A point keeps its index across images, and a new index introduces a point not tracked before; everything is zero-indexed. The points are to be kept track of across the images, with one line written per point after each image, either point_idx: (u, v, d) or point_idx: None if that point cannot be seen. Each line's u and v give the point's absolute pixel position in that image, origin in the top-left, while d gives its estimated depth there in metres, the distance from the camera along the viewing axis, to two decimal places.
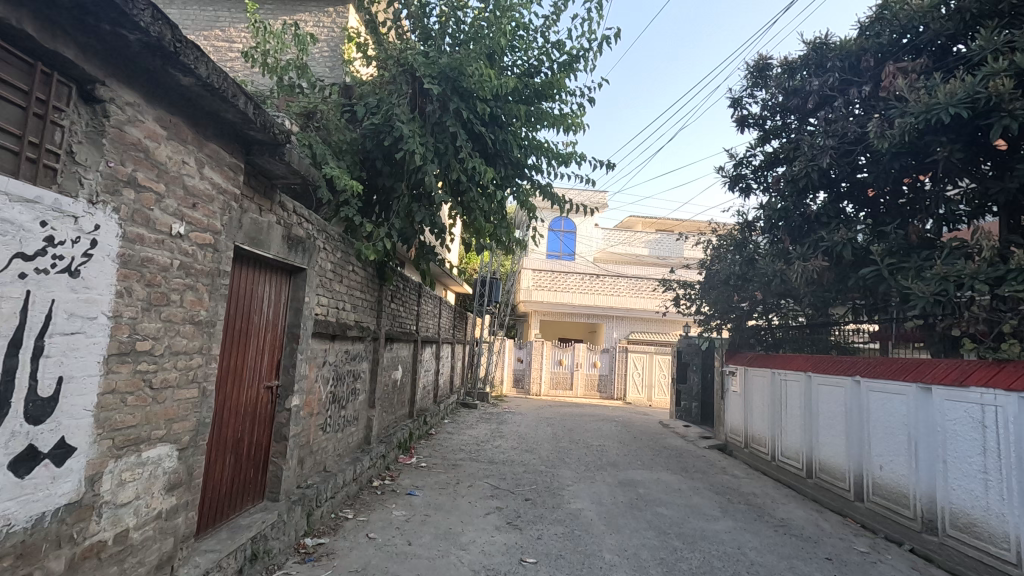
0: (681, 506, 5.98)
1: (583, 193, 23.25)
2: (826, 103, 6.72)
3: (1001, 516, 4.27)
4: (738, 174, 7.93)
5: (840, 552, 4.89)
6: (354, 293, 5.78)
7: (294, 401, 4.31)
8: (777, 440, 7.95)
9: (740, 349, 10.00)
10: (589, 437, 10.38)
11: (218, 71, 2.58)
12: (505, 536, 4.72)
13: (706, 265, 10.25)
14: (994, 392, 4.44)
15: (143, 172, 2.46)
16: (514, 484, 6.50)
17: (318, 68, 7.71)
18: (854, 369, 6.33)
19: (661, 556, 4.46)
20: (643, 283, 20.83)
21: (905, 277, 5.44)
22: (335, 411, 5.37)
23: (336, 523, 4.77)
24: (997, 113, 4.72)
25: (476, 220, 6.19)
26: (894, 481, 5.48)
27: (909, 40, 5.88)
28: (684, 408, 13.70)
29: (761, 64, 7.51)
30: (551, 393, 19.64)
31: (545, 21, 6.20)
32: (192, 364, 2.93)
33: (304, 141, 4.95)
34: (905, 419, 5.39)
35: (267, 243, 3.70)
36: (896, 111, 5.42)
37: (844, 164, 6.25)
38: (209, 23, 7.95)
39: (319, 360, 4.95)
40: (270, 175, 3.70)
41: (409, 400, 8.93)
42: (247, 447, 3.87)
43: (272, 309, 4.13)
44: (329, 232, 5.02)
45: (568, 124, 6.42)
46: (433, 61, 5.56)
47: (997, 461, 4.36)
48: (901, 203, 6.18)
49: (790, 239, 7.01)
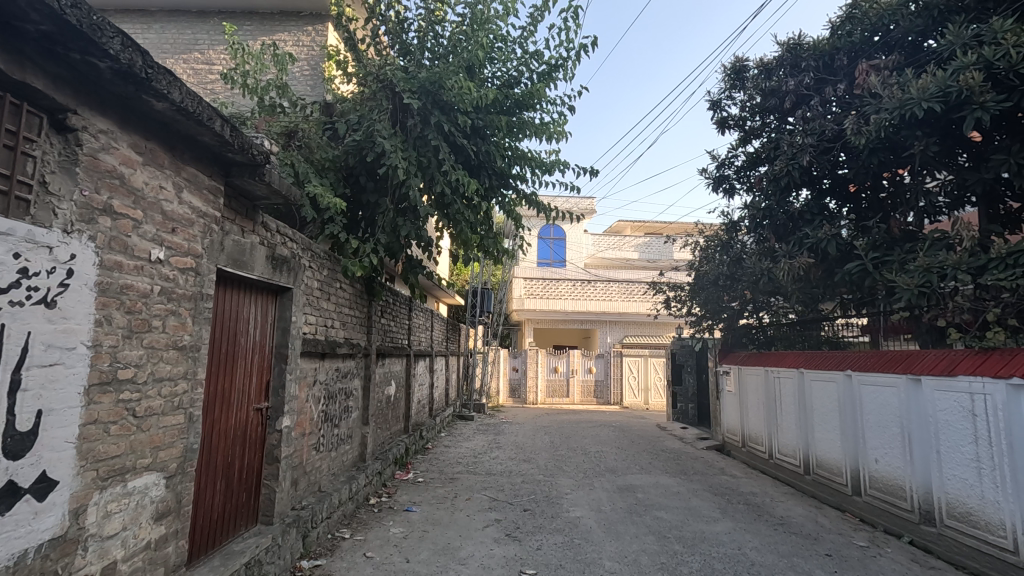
0: (680, 509, 5.98)
1: (570, 200, 23.37)
2: (803, 102, 6.79)
3: (996, 503, 4.29)
4: (721, 175, 8.00)
5: (839, 548, 4.88)
6: (343, 310, 5.75)
7: (285, 422, 4.28)
8: (773, 438, 7.96)
9: (733, 349, 10.03)
10: (587, 444, 10.36)
11: (192, 95, 2.58)
12: (504, 548, 4.68)
13: (695, 266, 10.32)
14: (981, 380, 4.47)
15: (119, 200, 2.45)
16: (512, 496, 6.46)
17: (299, 87, 7.74)
18: (845, 364, 6.37)
19: (661, 561, 4.43)
20: (635, 285, 21.28)
21: (889, 270, 5.49)
22: (327, 430, 5.33)
23: (332, 543, 4.70)
24: (968, 106, 4.79)
25: (463, 232, 6.15)
26: (890, 474, 5.50)
27: (880, 37, 6.02)
28: (681, 410, 13.68)
29: (737, 66, 7.56)
30: (548, 401, 19.47)
31: (523, 33, 6.24)
32: (177, 391, 2.89)
33: (286, 160, 4.95)
34: (898, 411, 5.41)
35: (250, 264, 3.68)
36: (871, 107, 5.52)
37: (824, 161, 6.31)
38: (188, 45, 7.95)
39: (310, 378, 4.92)
40: (251, 196, 3.69)
41: (404, 416, 8.89)
42: (237, 471, 3.83)
43: (259, 330, 4.10)
44: (314, 249, 5.00)
45: (551, 132, 6.45)
46: (412, 76, 5.60)
47: (989, 449, 4.39)
48: (883, 197, 6.29)
49: (775, 238, 6.99)
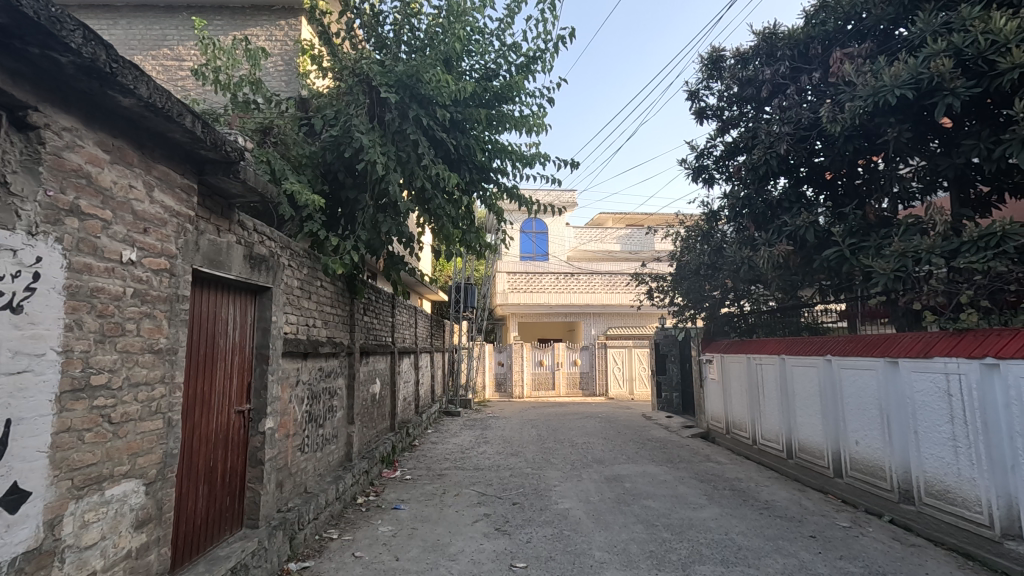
0: (668, 497, 6.03)
1: (551, 193, 23.36)
2: (779, 92, 6.85)
3: (972, 480, 4.40)
4: (700, 165, 8.05)
5: (823, 529, 4.98)
6: (324, 309, 5.68)
7: (268, 423, 4.21)
8: (757, 424, 8.08)
9: (716, 337, 10.15)
10: (574, 436, 10.41)
11: (160, 90, 2.49)
12: (494, 543, 4.67)
13: (676, 256, 10.40)
14: (956, 361, 4.56)
15: (86, 200, 2.37)
16: (501, 489, 6.47)
17: (273, 83, 7.60)
18: (824, 349, 6.47)
19: (650, 549, 4.46)
20: (618, 277, 21.37)
21: (866, 256, 5.58)
22: (312, 430, 5.26)
23: (320, 545, 4.66)
24: (939, 92, 4.88)
25: (445, 226, 6.12)
26: (870, 455, 5.62)
27: (853, 26, 6.12)
28: (665, 399, 13.87)
29: (714, 56, 7.56)
30: (534, 394, 19.55)
31: (500, 24, 6.18)
32: (155, 395, 2.82)
33: (262, 158, 4.83)
34: (877, 393, 5.52)
35: (227, 264, 3.59)
36: (846, 94, 5.59)
37: (801, 150, 6.36)
38: (156, 42, 7.75)
39: (292, 379, 4.84)
40: (226, 194, 3.61)
41: (390, 413, 8.82)
42: (220, 475, 3.75)
43: (238, 331, 4.02)
44: (293, 248, 4.92)
45: (531, 125, 6.42)
46: (388, 70, 5.52)
47: (964, 428, 4.49)
48: (858, 184, 6.42)
49: (754, 226, 7.09)
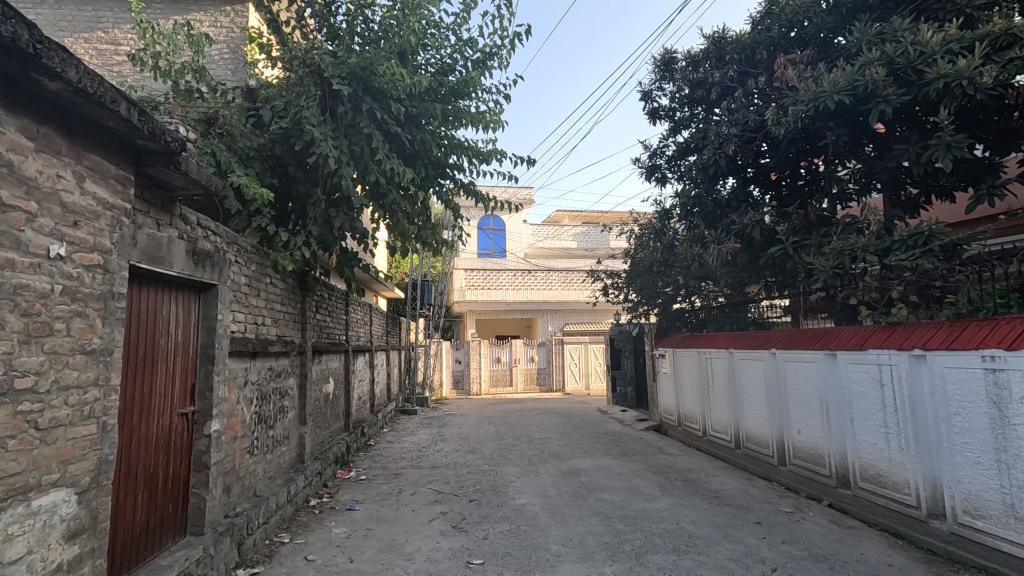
0: (623, 489, 6.16)
1: (508, 190, 23.38)
2: (727, 94, 7.07)
3: (901, 465, 4.69)
4: (654, 165, 8.23)
5: (768, 515, 5.20)
6: (274, 307, 5.50)
7: (214, 426, 4.04)
8: (707, 416, 8.37)
9: (668, 332, 10.43)
10: (531, 431, 10.48)
11: (92, 75, 2.34)
12: (451, 541, 4.65)
13: (630, 253, 10.61)
14: (887, 353, 4.85)
15: (8, 190, 2.21)
16: (458, 487, 6.45)
17: (218, 71, 7.28)
18: (769, 343, 6.76)
19: (605, 541, 4.55)
20: (574, 274, 21.68)
21: (807, 253, 5.85)
22: (261, 432, 5.09)
23: (271, 550, 4.52)
24: (874, 99, 5.15)
25: (400, 222, 6.03)
26: (811, 444, 5.91)
27: (796, 33, 6.40)
28: (620, 393, 14.15)
29: (666, 58, 7.73)
30: (491, 391, 19.57)
31: (456, 19, 6.12)
32: (88, 399, 2.67)
33: (206, 149, 4.62)
34: (817, 384, 5.80)
35: (169, 260, 3.43)
36: (789, 98, 5.83)
37: (748, 151, 6.59)
38: (89, 23, 7.29)
39: (240, 379, 4.67)
40: (167, 186, 3.44)
41: (344, 413, 8.64)
42: (162, 481, 3.58)
43: (181, 330, 3.85)
44: (240, 243, 4.74)
45: (487, 121, 6.40)
46: (341, 61, 5.38)
47: (894, 416, 4.78)
48: (800, 185, 6.75)
49: (704, 224, 7.31)
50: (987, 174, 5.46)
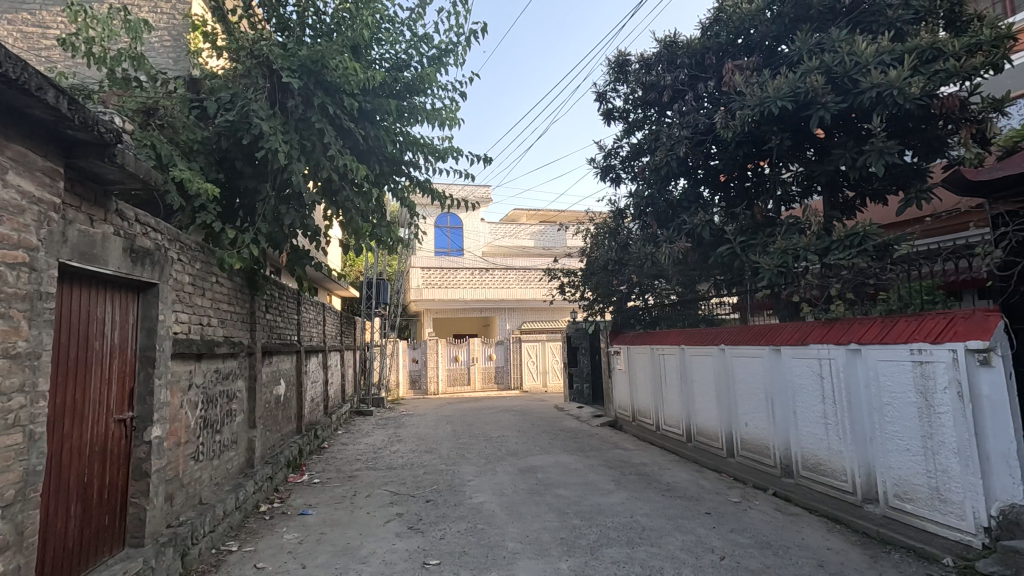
0: (578, 485, 6.25)
1: (466, 188, 23.29)
2: (678, 97, 7.25)
3: (839, 453, 4.96)
4: (608, 165, 8.36)
5: (717, 505, 5.38)
6: (221, 306, 5.30)
7: (155, 432, 3.85)
8: (660, 411, 8.59)
9: (623, 329, 10.63)
10: (489, 430, 10.49)
11: (14, 59, 2.19)
12: (407, 542, 4.60)
13: (586, 252, 10.76)
14: (826, 347, 5.11)
15: None
16: (415, 487, 6.38)
17: (159, 60, 6.94)
18: (719, 339, 7.00)
19: (561, 536, 4.60)
20: (531, 272, 21.81)
21: (754, 253, 6.08)
22: (207, 437, 4.89)
23: (218, 559, 4.35)
24: (814, 105, 5.40)
25: (354, 220, 5.90)
26: (757, 435, 6.17)
27: (743, 40, 6.63)
28: (576, 390, 14.34)
29: (620, 60, 7.87)
30: (449, 390, 19.46)
31: (411, 14, 6.04)
32: (12, 406, 2.49)
33: (145, 141, 4.39)
34: (762, 378, 6.05)
35: (104, 258, 3.24)
36: (736, 103, 6.04)
37: (698, 153, 6.79)
38: (12, 4, 6.81)
39: (184, 383, 4.48)
40: (101, 180, 3.25)
41: (296, 415, 8.41)
42: (97, 491, 3.39)
43: (118, 332, 3.65)
44: (184, 241, 4.53)
45: (443, 118, 6.35)
46: (291, 53, 5.22)
47: (832, 407, 5.04)
48: (747, 187, 6.96)
49: (657, 224, 7.49)
50: (915, 179, 5.80)
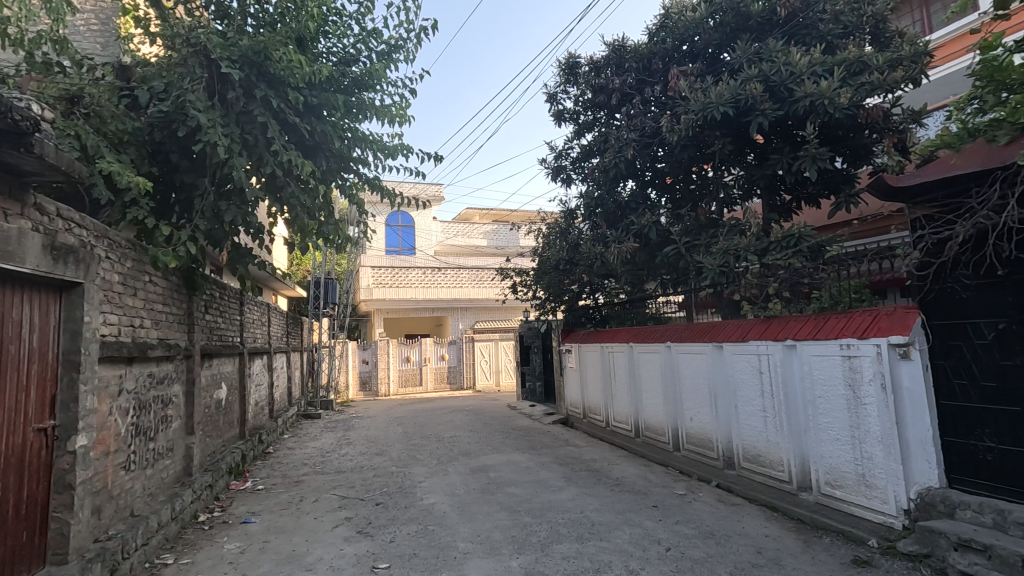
0: (530, 482, 6.30)
1: (417, 186, 23.02)
2: (627, 101, 7.41)
3: (776, 444, 5.21)
4: (559, 166, 8.45)
5: (664, 498, 5.54)
6: (155, 307, 5.03)
7: (81, 441, 3.60)
8: (609, 407, 8.76)
9: (574, 328, 10.78)
10: (440, 430, 10.40)
11: None
12: (355, 546, 4.50)
13: (538, 252, 10.85)
14: (764, 344, 5.36)
15: None
16: (364, 491, 6.26)
17: (84, 44, 6.50)
18: (665, 337, 7.21)
19: (512, 534, 4.62)
20: (484, 272, 21.78)
21: (698, 253, 6.30)
22: (140, 445, 4.63)
23: (152, 573, 4.13)
24: (753, 112, 5.64)
25: (299, 217, 5.72)
26: (701, 429, 6.39)
27: (688, 47, 6.85)
28: (529, 389, 14.43)
29: (570, 62, 7.96)
30: (400, 391, 19.18)
31: (360, 8, 5.90)
32: None
33: (69, 131, 4.11)
34: (706, 374, 6.28)
35: (20, 255, 3.01)
36: (681, 107, 6.23)
37: (645, 155, 6.96)
38: None
39: (113, 388, 4.22)
40: (17, 171, 3.02)
41: (238, 420, 8.08)
42: (13, 506, 3.14)
43: (37, 335, 3.40)
44: (113, 237, 4.28)
45: (393, 115, 6.24)
46: (231, 43, 5.01)
47: (770, 400, 5.29)
48: (692, 189, 7.12)
49: (606, 224, 7.64)
50: (846, 183, 6.10)
